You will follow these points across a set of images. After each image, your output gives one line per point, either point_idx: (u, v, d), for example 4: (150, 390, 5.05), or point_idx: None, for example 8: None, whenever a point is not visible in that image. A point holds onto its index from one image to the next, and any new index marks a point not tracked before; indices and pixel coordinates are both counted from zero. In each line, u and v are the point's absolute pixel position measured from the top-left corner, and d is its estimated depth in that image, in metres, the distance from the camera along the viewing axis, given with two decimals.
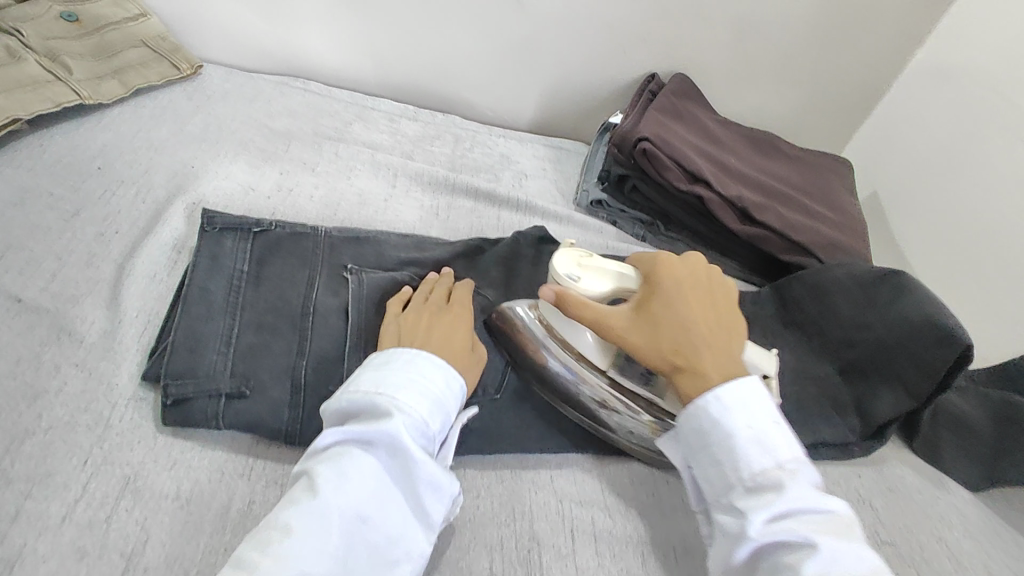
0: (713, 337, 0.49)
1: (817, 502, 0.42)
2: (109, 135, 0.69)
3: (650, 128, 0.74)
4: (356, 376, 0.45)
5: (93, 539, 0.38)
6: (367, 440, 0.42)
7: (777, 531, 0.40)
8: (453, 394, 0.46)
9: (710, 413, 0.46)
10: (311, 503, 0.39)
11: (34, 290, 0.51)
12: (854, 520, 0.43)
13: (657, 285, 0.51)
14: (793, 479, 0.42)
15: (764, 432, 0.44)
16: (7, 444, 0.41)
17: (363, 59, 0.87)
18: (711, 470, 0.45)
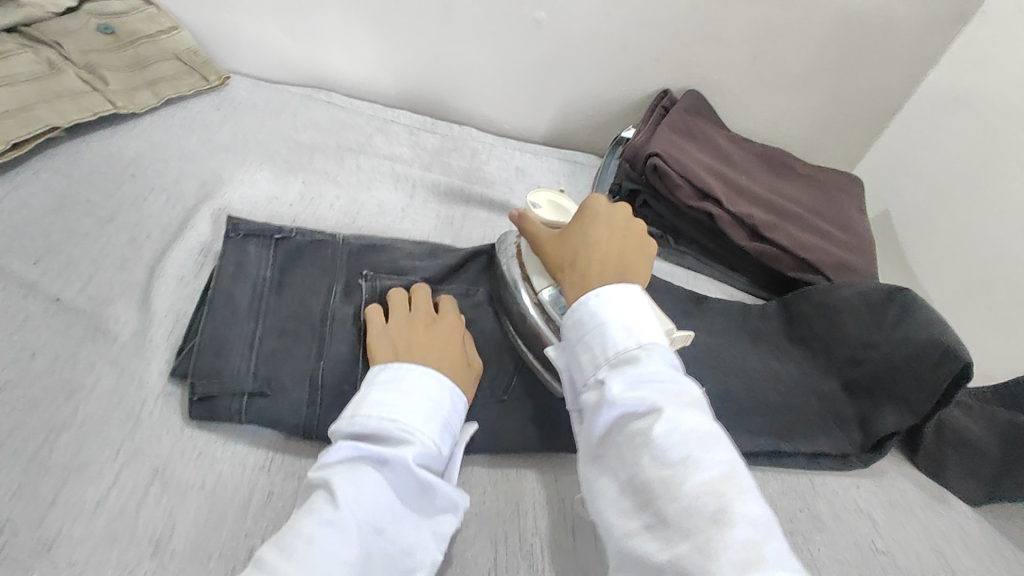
0: (608, 254, 0.54)
1: (672, 377, 0.44)
2: (142, 143, 0.73)
3: (662, 146, 0.76)
4: (367, 395, 0.47)
5: (125, 524, 0.41)
6: (380, 459, 0.44)
7: (634, 400, 0.42)
8: (457, 419, 0.49)
9: (587, 307, 0.48)
10: (332, 513, 0.40)
11: (72, 290, 0.54)
12: (705, 399, 0.45)
13: (585, 214, 0.58)
14: (650, 357, 0.45)
15: (632, 319, 0.47)
16: (46, 434, 0.44)
17: (385, 75, 0.90)
18: (583, 356, 0.47)
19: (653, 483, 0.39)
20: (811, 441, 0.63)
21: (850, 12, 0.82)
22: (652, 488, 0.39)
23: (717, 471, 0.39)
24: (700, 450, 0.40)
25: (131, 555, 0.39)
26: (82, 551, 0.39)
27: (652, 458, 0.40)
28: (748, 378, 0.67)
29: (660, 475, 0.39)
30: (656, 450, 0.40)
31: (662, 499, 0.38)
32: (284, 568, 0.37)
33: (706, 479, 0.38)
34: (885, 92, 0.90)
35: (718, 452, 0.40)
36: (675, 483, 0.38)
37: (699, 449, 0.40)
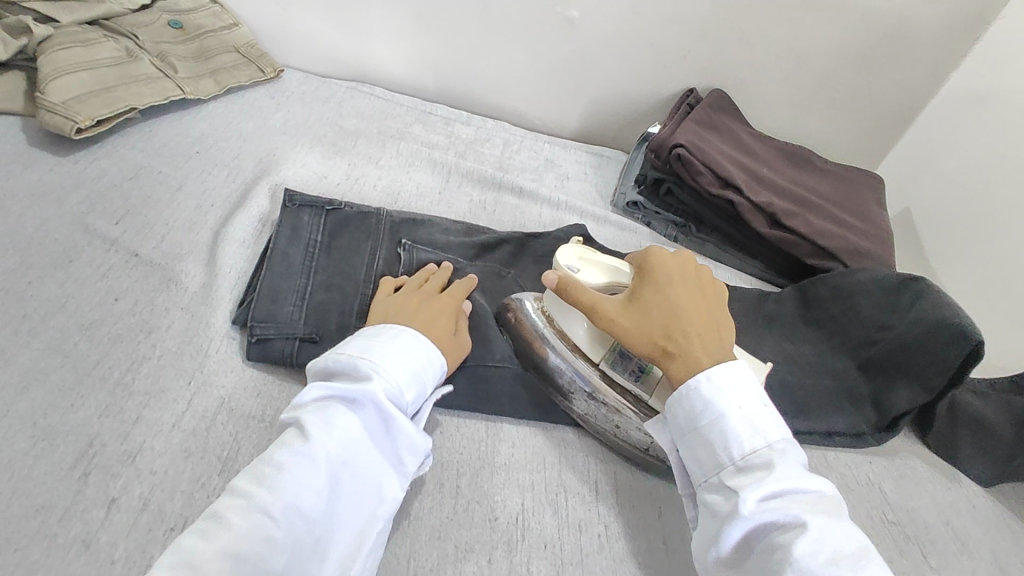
0: (699, 323, 0.52)
1: (808, 483, 0.43)
2: (206, 125, 0.79)
3: (686, 137, 0.80)
4: (346, 342, 0.49)
5: (197, 443, 0.46)
6: (350, 398, 0.45)
7: (773, 512, 0.41)
8: (431, 367, 0.50)
9: (700, 394, 0.47)
10: (299, 445, 0.42)
11: (149, 247, 0.60)
12: (841, 505, 0.44)
13: (653, 276, 0.55)
14: (780, 459, 0.44)
15: (756, 416, 0.46)
16: (129, 364, 0.49)
17: (425, 70, 0.96)
18: (700, 450, 0.46)
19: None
20: (824, 416, 0.66)
21: (869, 14, 0.85)
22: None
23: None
24: (853, 573, 0.38)
25: (201, 469, 0.45)
26: (161, 462, 0.44)
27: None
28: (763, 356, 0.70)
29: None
30: (803, 573, 0.38)
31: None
32: (256, 492, 0.39)
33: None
34: (904, 93, 0.93)
35: (873, 572, 0.38)
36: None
37: (851, 572, 0.38)
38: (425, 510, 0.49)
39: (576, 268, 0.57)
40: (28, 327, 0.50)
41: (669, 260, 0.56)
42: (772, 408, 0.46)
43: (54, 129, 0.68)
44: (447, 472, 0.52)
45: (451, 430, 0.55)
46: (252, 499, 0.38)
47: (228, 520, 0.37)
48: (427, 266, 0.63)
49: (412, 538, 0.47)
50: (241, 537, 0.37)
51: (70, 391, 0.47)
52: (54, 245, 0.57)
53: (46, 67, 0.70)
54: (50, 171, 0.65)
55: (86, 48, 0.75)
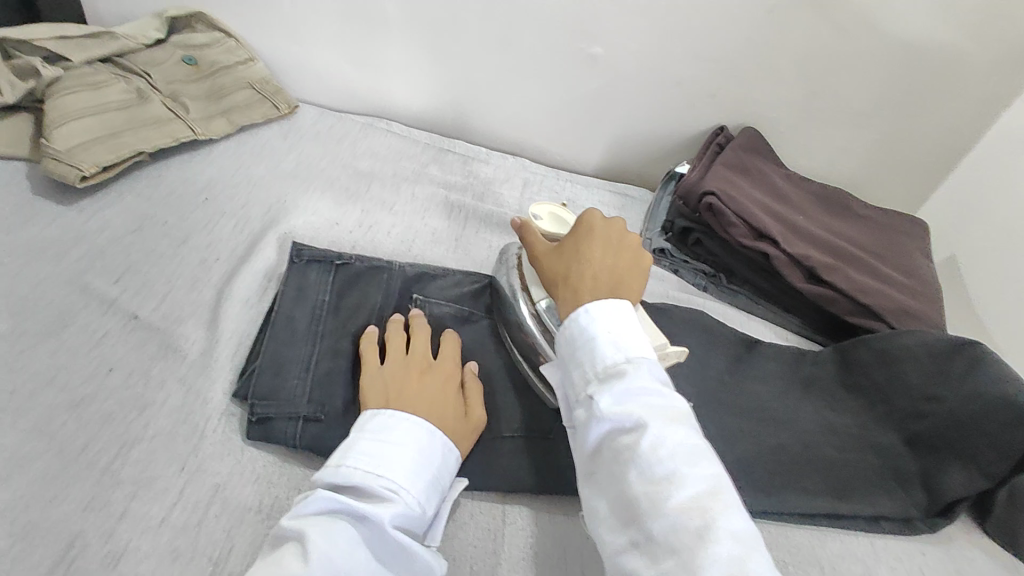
0: (602, 272, 0.51)
1: (659, 390, 0.43)
2: (216, 168, 0.77)
3: (717, 184, 0.76)
4: (354, 445, 0.45)
5: (186, 542, 0.42)
6: (358, 515, 0.41)
7: (621, 416, 0.41)
8: (444, 477, 0.47)
9: (577, 321, 0.46)
10: (302, 572, 0.37)
11: (148, 309, 0.57)
12: (692, 411, 0.43)
13: (580, 228, 0.54)
14: (636, 369, 0.43)
15: (620, 333, 0.45)
16: (119, 447, 0.46)
17: (442, 106, 0.93)
18: (570, 371, 0.46)
19: (638, 498, 0.38)
20: (871, 500, 0.60)
21: (915, 53, 0.80)
22: (635, 505, 0.38)
23: (700, 487, 0.38)
24: (685, 466, 0.39)
25: (190, 573, 0.41)
26: (147, 566, 0.41)
27: (637, 475, 0.39)
28: (802, 428, 0.65)
29: (644, 491, 0.38)
30: (643, 468, 0.39)
31: (646, 515, 0.37)
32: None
33: (692, 497, 0.37)
34: (954, 132, 0.86)
35: (708, 470, 0.39)
36: (661, 501, 0.37)
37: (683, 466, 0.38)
38: None
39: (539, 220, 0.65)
40: (15, 404, 0.47)
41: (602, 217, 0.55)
42: (640, 329, 0.45)
43: (58, 177, 0.65)
44: (459, 570, 0.47)
45: (464, 518, 0.51)
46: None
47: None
48: (394, 319, 0.57)
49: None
50: None
51: (54, 480, 0.43)
52: (49, 308, 0.54)
53: (53, 113, 0.68)
54: (52, 223, 0.63)
55: (95, 90, 0.73)
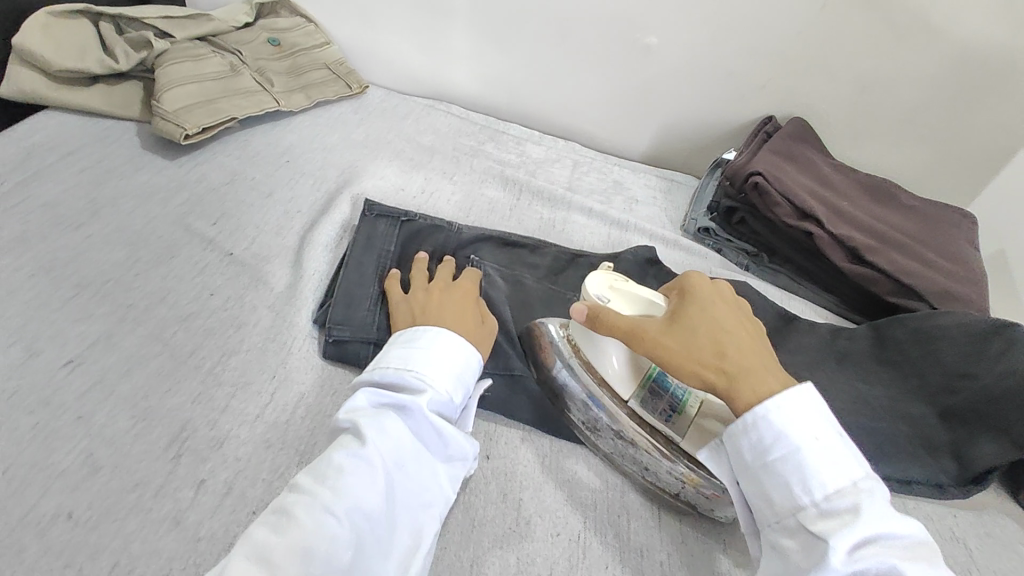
0: (754, 350, 0.48)
1: (898, 524, 0.39)
2: (295, 136, 0.84)
3: (763, 165, 0.79)
4: (386, 354, 0.50)
5: (277, 435, 0.48)
6: (400, 406, 0.47)
7: (867, 563, 0.38)
8: (470, 371, 0.52)
9: (770, 428, 0.43)
10: (358, 448, 0.43)
11: (241, 248, 0.64)
12: (932, 545, 0.40)
13: (695, 297, 0.50)
14: (867, 499, 0.40)
15: (833, 450, 0.42)
16: (220, 356, 0.53)
17: (499, 91, 0.99)
18: (777, 491, 0.43)
19: None
20: (904, 461, 0.62)
21: (975, 54, 0.80)
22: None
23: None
24: None
25: (282, 459, 0.47)
26: (245, 450, 0.47)
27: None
28: (836, 393, 0.66)
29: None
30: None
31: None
32: (322, 492, 0.40)
33: None
34: (1004, 133, 0.86)
35: None
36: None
37: None
38: (488, 518, 0.49)
39: (607, 299, 0.54)
40: (133, 315, 0.54)
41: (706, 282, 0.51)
42: (851, 443, 0.43)
43: (164, 134, 0.74)
44: (511, 483, 0.52)
45: (516, 443, 0.56)
46: (318, 498, 0.39)
47: (296, 517, 0.38)
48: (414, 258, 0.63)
49: (475, 543, 0.48)
50: (312, 534, 0.37)
51: (168, 377, 0.50)
52: (159, 241, 0.62)
53: (161, 79, 0.76)
54: (157, 173, 0.71)
55: (196, 62, 0.81)
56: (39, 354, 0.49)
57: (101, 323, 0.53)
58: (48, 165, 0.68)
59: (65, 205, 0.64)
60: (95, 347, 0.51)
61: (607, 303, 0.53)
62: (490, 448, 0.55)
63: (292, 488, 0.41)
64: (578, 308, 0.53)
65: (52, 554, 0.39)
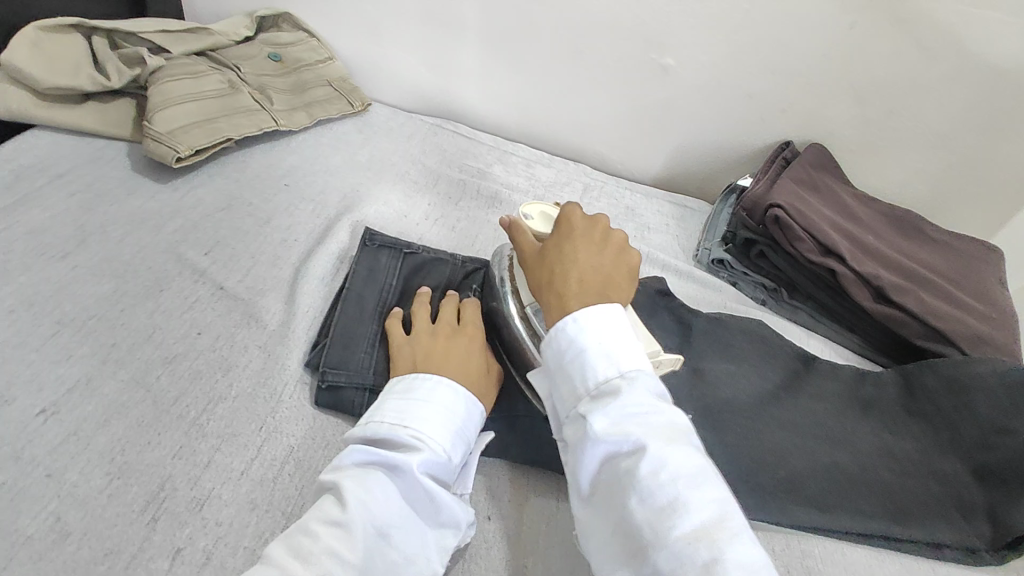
0: (589, 275, 0.48)
1: (657, 406, 0.41)
2: (296, 157, 0.81)
3: (784, 197, 0.75)
4: (382, 404, 0.47)
5: (264, 495, 0.45)
6: (391, 466, 0.43)
7: (619, 438, 0.39)
8: (472, 428, 0.48)
9: (565, 332, 0.44)
10: (337, 516, 0.39)
11: (233, 281, 0.61)
12: (690, 426, 0.42)
13: (560, 229, 0.52)
14: (630, 386, 0.41)
15: (613, 345, 0.43)
16: (205, 404, 0.49)
17: (508, 110, 0.96)
18: (563, 386, 0.44)
19: (642, 529, 0.37)
20: (935, 524, 0.58)
21: (1011, 78, 0.77)
22: (640, 536, 0.37)
23: (704, 516, 0.36)
24: (688, 492, 0.37)
25: (266, 523, 0.43)
26: (228, 512, 0.43)
27: (639, 501, 0.37)
28: (861, 446, 0.62)
29: (648, 521, 0.37)
30: (645, 495, 0.37)
31: (651, 547, 0.36)
32: (295, 565, 0.36)
33: (698, 527, 0.35)
34: None
35: (708, 492, 0.37)
36: (666, 533, 0.36)
37: (686, 489, 0.37)
38: None
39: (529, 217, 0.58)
40: (115, 356, 0.51)
41: (580, 216, 0.53)
42: (633, 339, 0.44)
43: (157, 157, 0.70)
44: (513, 549, 0.48)
45: (520, 500, 0.52)
46: (290, 573, 0.36)
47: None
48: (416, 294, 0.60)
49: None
50: None
51: (148, 428, 0.47)
52: (147, 272, 0.59)
53: (156, 98, 0.73)
54: (150, 198, 0.68)
55: (195, 79, 0.78)
56: (12, 401, 0.46)
57: (80, 365, 0.50)
58: (37, 189, 0.65)
59: (51, 232, 0.60)
60: (72, 393, 0.47)
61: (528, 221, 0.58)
62: (493, 507, 0.51)
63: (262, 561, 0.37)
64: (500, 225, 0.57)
65: None
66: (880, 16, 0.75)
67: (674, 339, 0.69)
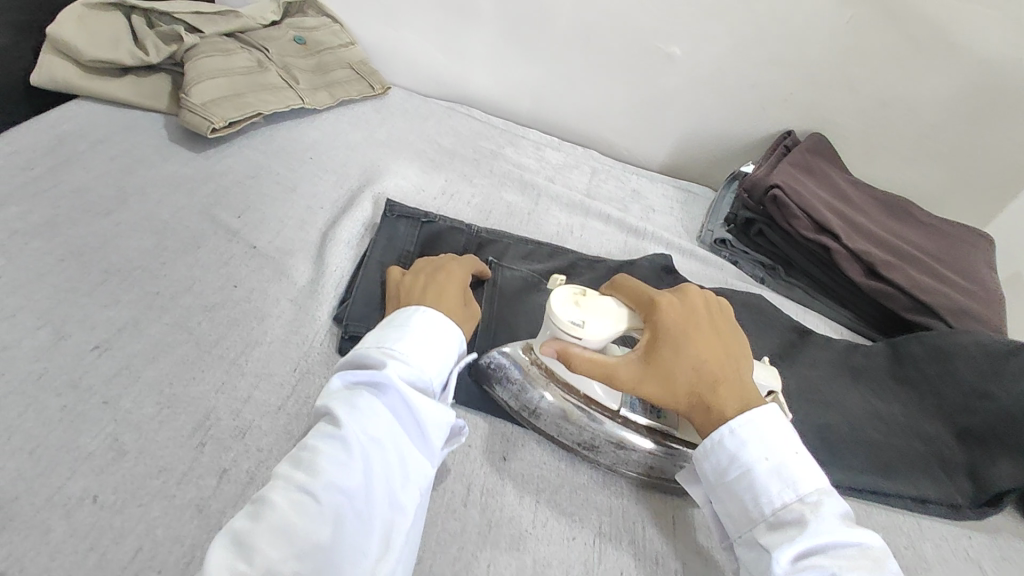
0: (722, 373, 0.51)
1: (847, 535, 0.43)
2: (319, 133, 0.85)
3: (783, 178, 0.79)
4: (362, 339, 0.52)
5: (300, 426, 0.49)
6: (371, 382, 0.47)
7: (812, 570, 0.41)
8: (450, 351, 0.52)
9: (730, 451, 0.48)
10: (330, 432, 0.43)
11: (265, 242, 0.65)
12: (885, 552, 0.43)
13: (665, 332, 0.51)
14: (814, 514, 0.44)
15: (786, 465, 0.47)
16: (243, 347, 0.53)
17: (521, 97, 1.00)
18: (734, 506, 0.47)
19: None
20: (918, 479, 0.62)
21: (993, 68, 0.80)
22: None
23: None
24: None
25: None
26: (268, 440, 0.47)
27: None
28: (851, 410, 0.66)
29: None
30: None
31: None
32: (296, 473, 0.40)
33: None
34: None
35: None
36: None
37: None
38: (505, 518, 0.50)
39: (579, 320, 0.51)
40: (159, 303, 0.55)
41: (675, 307, 0.52)
42: (804, 458, 0.47)
43: (192, 127, 0.74)
44: (527, 484, 0.53)
45: (533, 444, 0.56)
46: (292, 480, 0.40)
47: (270, 498, 0.39)
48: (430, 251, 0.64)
49: (492, 544, 0.48)
50: (284, 515, 0.38)
51: (193, 366, 0.50)
52: (185, 231, 0.63)
53: (190, 72, 0.77)
54: (185, 164, 0.71)
55: (225, 57, 0.82)
56: (68, 338, 0.50)
57: (128, 309, 0.53)
58: (79, 152, 0.69)
59: (95, 191, 0.64)
60: (121, 333, 0.51)
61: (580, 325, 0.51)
62: (508, 449, 0.55)
63: (272, 479, 0.41)
64: (552, 346, 0.52)
65: (78, 535, 0.39)
66: (876, 9, 0.79)
67: None
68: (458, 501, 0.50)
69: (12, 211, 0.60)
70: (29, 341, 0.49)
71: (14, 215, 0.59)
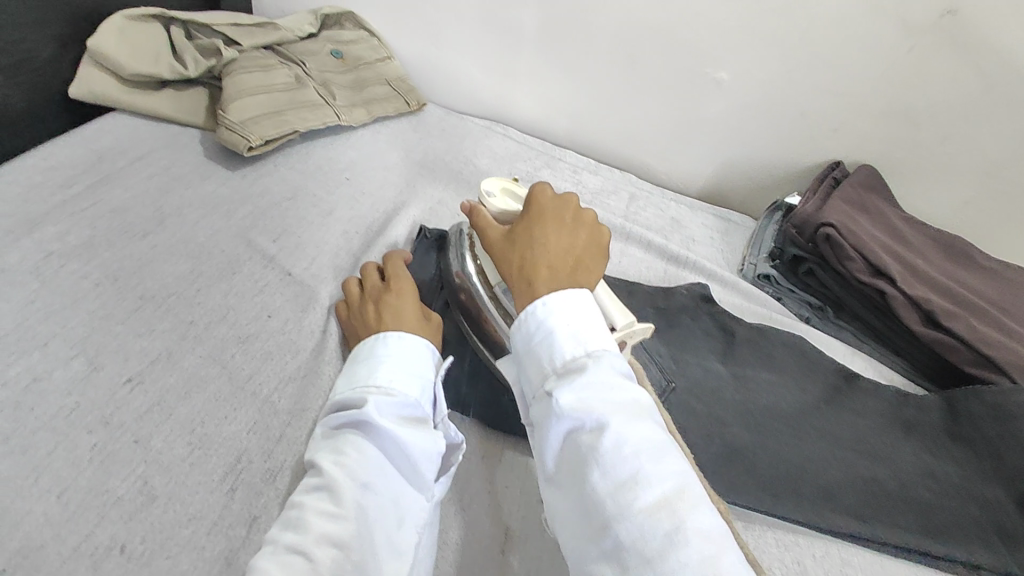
0: (556, 256, 0.51)
1: (620, 385, 0.42)
2: (356, 152, 0.84)
3: (836, 216, 0.76)
4: (337, 378, 0.50)
5: None
6: (355, 422, 0.45)
7: (583, 415, 0.40)
8: (426, 371, 0.50)
9: (534, 315, 0.46)
10: (317, 483, 0.41)
11: (300, 267, 0.63)
12: (651, 406, 0.43)
13: (530, 212, 0.55)
14: (596, 366, 0.43)
15: (578, 326, 0.45)
16: (278, 382, 0.52)
17: (560, 117, 0.98)
18: (531, 367, 0.46)
19: (602, 498, 0.38)
20: (973, 545, 0.57)
21: None
22: (602, 508, 0.37)
23: (665, 490, 0.37)
24: (648, 465, 0.38)
25: None
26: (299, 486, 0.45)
27: (602, 473, 0.38)
28: (903, 464, 0.62)
29: (610, 493, 0.37)
30: (607, 467, 0.38)
31: (602, 500, 0.38)
32: (285, 536, 0.38)
33: (655, 500, 0.37)
34: None
35: (668, 464, 0.39)
36: (628, 503, 0.37)
37: (645, 461, 0.38)
38: (544, 569, 0.48)
39: (491, 194, 0.61)
40: (193, 333, 0.53)
41: (548, 200, 0.56)
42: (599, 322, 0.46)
43: (229, 145, 0.73)
44: None
45: None
46: (282, 542, 0.38)
47: (260, 566, 0.37)
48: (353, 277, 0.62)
49: None
50: (274, 575, 0.36)
51: (226, 403, 0.49)
52: (221, 255, 0.61)
53: (231, 88, 0.76)
54: (222, 184, 0.70)
55: (266, 73, 0.80)
56: (101, 368, 0.49)
57: (162, 339, 0.52)
58: (118, 169, 0.68)
59: (132, 211, 0.63)
60: (155, 365, 0.50)
61: (490, 197, 0.60)
62: None
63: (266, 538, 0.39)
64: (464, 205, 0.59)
65: None
66: (939, 42, 0.75)
67: (717, 348, 0.71)
68: (495, 549, 0.48)
69: (50, 230, 0.59)
70: (62, 372, 0.48)
71: (51, 234, 0.59)
